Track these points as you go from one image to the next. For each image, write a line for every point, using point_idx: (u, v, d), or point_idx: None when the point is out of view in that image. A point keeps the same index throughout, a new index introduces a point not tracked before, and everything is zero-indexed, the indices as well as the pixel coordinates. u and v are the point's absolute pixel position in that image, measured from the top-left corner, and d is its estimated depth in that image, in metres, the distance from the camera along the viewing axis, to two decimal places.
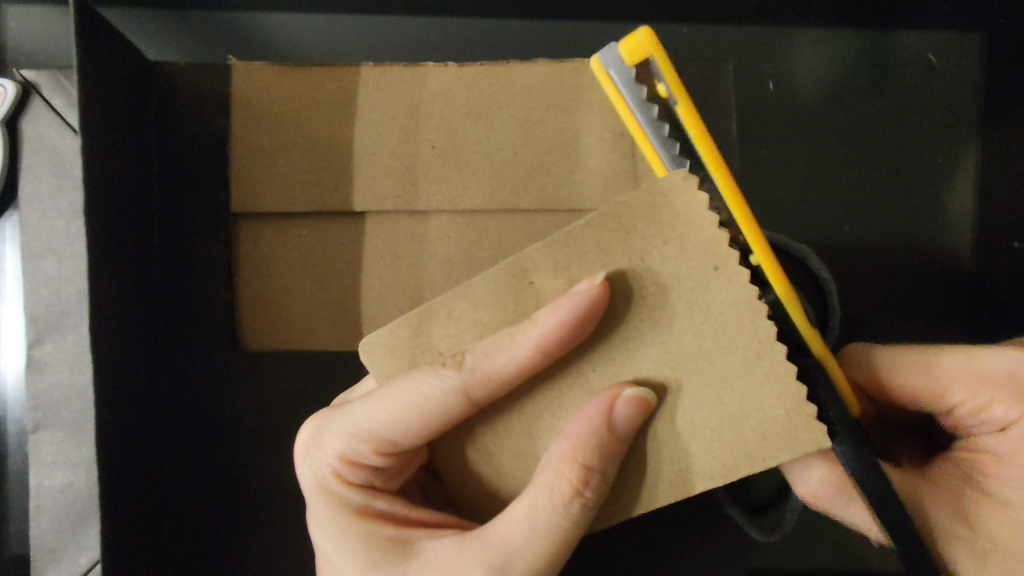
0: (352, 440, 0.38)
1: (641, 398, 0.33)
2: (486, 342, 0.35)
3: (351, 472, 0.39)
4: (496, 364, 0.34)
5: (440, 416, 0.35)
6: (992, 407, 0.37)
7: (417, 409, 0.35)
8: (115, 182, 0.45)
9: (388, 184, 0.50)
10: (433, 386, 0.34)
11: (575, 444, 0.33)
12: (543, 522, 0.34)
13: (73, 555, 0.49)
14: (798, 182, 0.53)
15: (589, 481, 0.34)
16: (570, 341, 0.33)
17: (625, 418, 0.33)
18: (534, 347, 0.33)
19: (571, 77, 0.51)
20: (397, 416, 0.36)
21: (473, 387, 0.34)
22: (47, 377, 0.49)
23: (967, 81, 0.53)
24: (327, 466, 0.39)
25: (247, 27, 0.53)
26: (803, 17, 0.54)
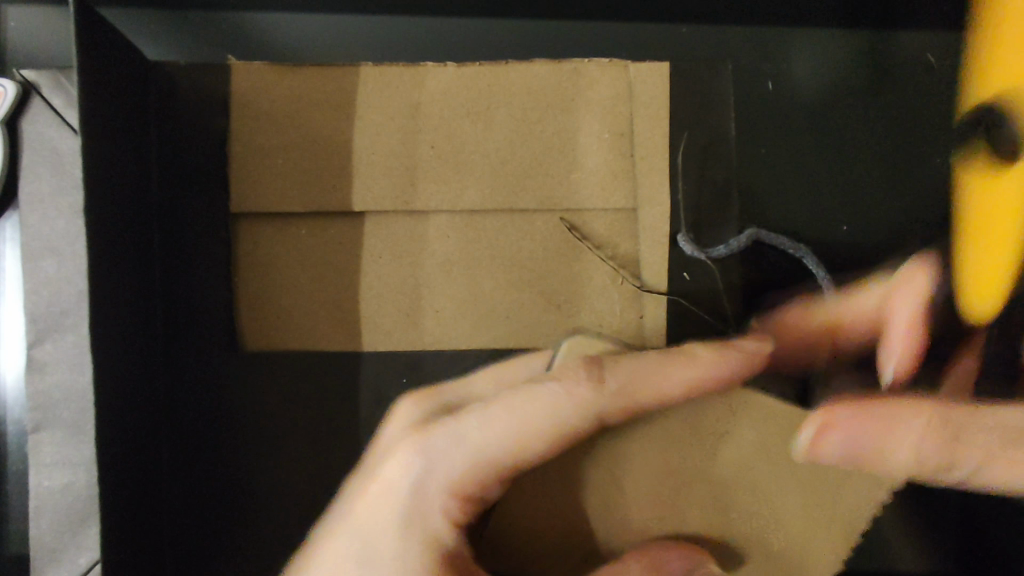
0: (465, 460, 0.41)
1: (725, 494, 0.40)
2: (632, 373, 0.40)
3: (452, 496, 0.41)
4: (646, 395, 0.40)
5: (572, 434, 0.40)
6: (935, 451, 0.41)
7: (554, 429, 0.40)
8: (116, 182, 0.45)
9: (388, 184, 0.50)
10: (574, 409, 0.39)
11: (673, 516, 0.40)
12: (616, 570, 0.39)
13: (73, 555, 0.49)
14: (797, 181, 0.53)
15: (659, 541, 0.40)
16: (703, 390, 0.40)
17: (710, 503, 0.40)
18: (687, 386, 0.40)
19: (571, 76, 0.51)
20: (529, 434, 0.40)
21: (608, 412, 0.40)
22: (47, 376, 0.49)
23: (968, 80, 0.53)
24: (429, 485, 0.41)
25: (247, 27, 0.53)
26: (803, 17, 0.54)
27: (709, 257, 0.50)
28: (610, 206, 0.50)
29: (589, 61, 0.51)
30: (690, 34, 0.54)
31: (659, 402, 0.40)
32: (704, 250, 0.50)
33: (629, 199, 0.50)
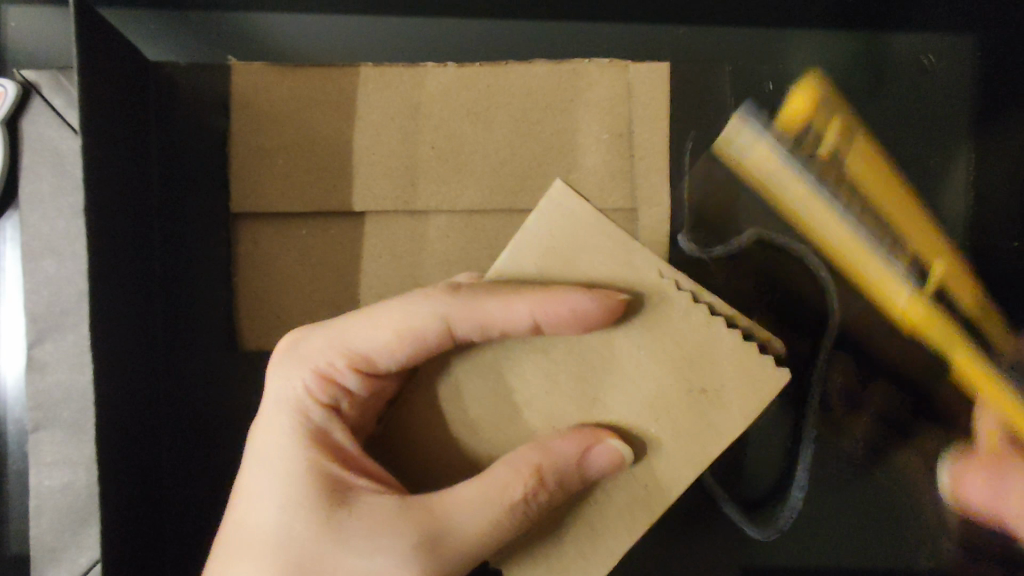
0: (330, 353, 0.39)
1: (618, 453, 0.35)
2: (491, 291, 0.36)
3: (323, 390, 0.39)
4: (489, 310, 0.35)
5: (418, 336, 0.37)
6: (464, 504, 0.34)
7: (403, 327, 0.38)
8: (115, 180, 0.45)
9: (388, 184, 0.50)
10: (424, 309, 0.37)
11: (546, 453, 0.34)
12: (486, 515, 0.34)
13: (73, 555, 0.49)
14: (793, 182, 0.54)
15: (537, 497, 0.35)
16: (563, 316, 0.35)
17: (597, 463, 0.35)
18: (532, 310, 0.35)
19: (570, 77, 0.51)
20: (386, 332, 0.38)
21: (454, 318, 0.36)
22: (47, 376, 0.49)
23: (961, 82, 0.54)
24: (299, 382, 0.39)
25: (247, 28, 0.53)
26: (801, 19, 0.54)
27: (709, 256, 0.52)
28: (609, 206, 0.50)
29: (588, 61, 0.51)
30: (689, 35, 0.54)
31: (505, 322, 0.35)
32: (703, 250, 0.52)
33: (628, 199, 0.51)
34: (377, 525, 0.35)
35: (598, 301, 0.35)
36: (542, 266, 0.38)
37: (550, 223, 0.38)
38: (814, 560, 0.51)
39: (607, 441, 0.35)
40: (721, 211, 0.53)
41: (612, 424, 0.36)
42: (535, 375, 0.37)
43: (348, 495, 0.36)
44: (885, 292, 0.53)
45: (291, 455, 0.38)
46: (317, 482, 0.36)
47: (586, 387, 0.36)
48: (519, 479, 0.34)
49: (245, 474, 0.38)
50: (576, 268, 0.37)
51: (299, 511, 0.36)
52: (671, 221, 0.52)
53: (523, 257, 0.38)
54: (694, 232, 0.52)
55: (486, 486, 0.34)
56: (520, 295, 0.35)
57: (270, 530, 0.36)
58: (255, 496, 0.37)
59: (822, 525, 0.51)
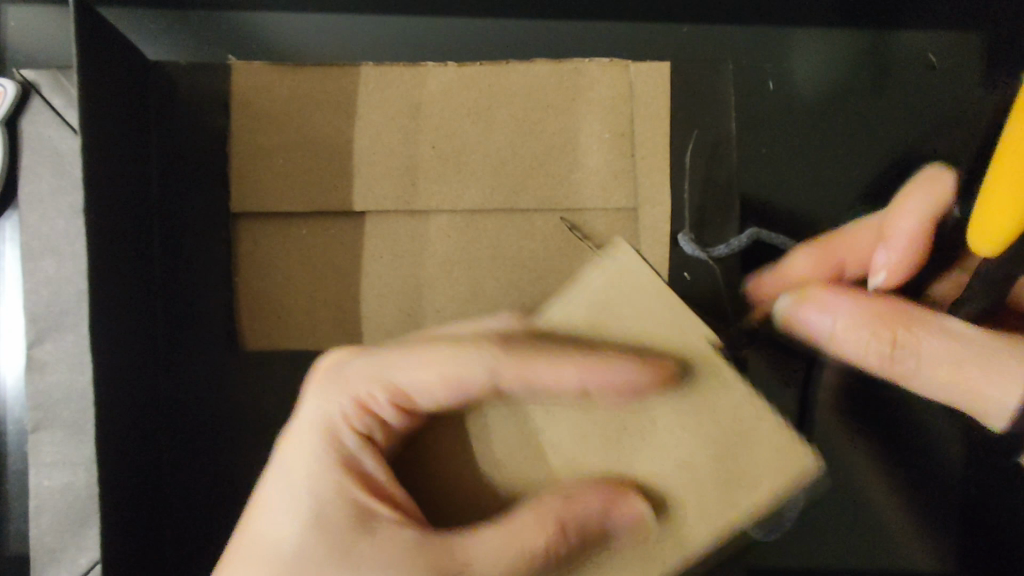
0: (374, 384, 0.39)
1: (643, 519, 0.32)
2: (547, 351, 0.35)
3: (359, 419, 0.38)
4: (540, 371, 0.34)
5: (460, 389, 0.35)
6: (485, 556, 0.34)
7: (447, 376, 0.36)
8: (115, 180, 0.45)
9: (388, 184, 0.50)
10: (476, 360, 0.36)
11: (569, 509, 0.32)
12: (507, 564, 0.34)
13: (73, 555, 0.49)
14: (797, 181, 0.53)
15: (557, 545, 0.33)
16: (608, 388, 0.33)
17: (617, 527, 0.32)
18: (581, 378, 0.33)
19: (571, 76, 0.51)
20: (432, 380, 0.37)
21: (504, 376, 0.35)
22: (47, 376, 0.49)
23: (966, 81, 0.53)
24: (339, 408, 0.39)
25: (247, 27, 0.53)
26: (804, 17, 0.54)
27: (710, 256, 0.50)
28: (611, 205, 0.50)
29: (589, 61, 0.51)
30: (691, 33, 0.54)
31: (557, 385, 0.34)
32: (703, 250, 0.50)
33: (629, 199, 0.50)
34: (394, 561, 0.35)
35: (653, 371, 0.33)
36: (590, 318, 0.36)
37: (615, 276, 0.36)
38: (816, 563, 0.51)
39: (633, 502, 0.32)
40: (722, 207, 0.52)
41: (634, 480, 0.34)
42: (564, 424, 0.35)
43: (371, 524, 0.35)
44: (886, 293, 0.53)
45: (323, 479, 0.38)
46: (346, 511, 0.36)
47: (615, 442, 0.34)
48: (540, 532, 0.33)
49: (269, 488, 0.38)
50: (627, 323, 0.35)
51: (321, 536, 0.36)
52: (673, 221, 0.51)
53: (574, 308, 0.36)
54: (696, 232, 0.51)
55: (508, 535, 0.33)
56: (574, 358, 0.34)
57: (289, 549, 0.36)
58: (276, 512, 0.37)
59: (825, 527, 0.51)
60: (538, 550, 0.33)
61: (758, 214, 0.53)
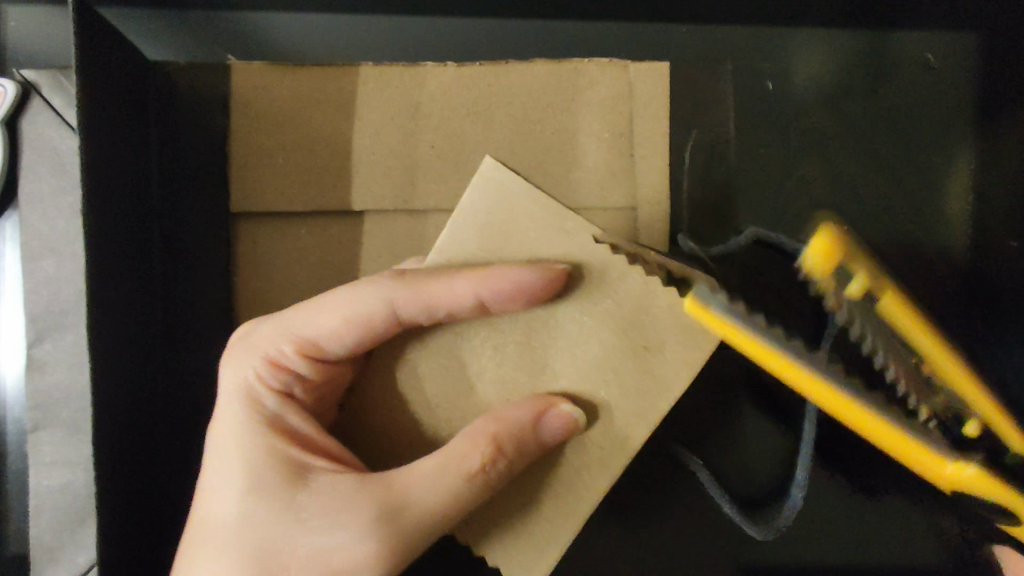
0: (280, 341, 0.40)
1: (572, 417, 0.36)
2: (435, 277, 0.37)
3: (275, 377, 0.40)
4: (433, 292, 0.36)
5: (368, 321, 0.38)
6: (422, 483, 0.35)
7: (353, 316, 0.38)
8: (115, 180, 0.45)
9: (387, 184, 0.50)
10: (371, 295, 0.38)
11: (502, 422, 0.35)
12: (446, 485, 0.35)
13: (72, 555, 0.49)
14: (796, 181, 0.53)
15: (495, 464, 0.35)
16: (506, 297, 0.35)
17: (552, 429, 0.35)
18: (474, 291, 0.36)
19: (571, 76, 0.51)
20: (338, 320, 0.39)
21: (400, 301, 0.37)
22: (47, 376, 0.50)
23: (965, 81, 0.53)
24: (252, 372, 0.40)
25: (247, 27, 0.53)
26: (803, 18, 0.54)
27: (709, 256, 0.51)
28: (609, 205, 0.50)
29: (588, 61, 0.51)
30: (691, 33, 0.54)
31: (452, 304, 0.36)
32: (702, 250, 0.51)
33: (628, 198, 0.50)
34: (336, 506, 0.35)
35: (540, 276, 0.36)
36: (483, 242, 0.39)
37: (492, 195, 0.38)
38: (815, 561, 0.51)
39: (559, 406, 0.36)
40: (721, 207, 0.52)
41: (562, 391, 0.37)
42: (480, 346, 0.38)
43: (308, 475, 0.36)
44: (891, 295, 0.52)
45: (251, 445, 0.38)
46: (278, 468, 0.37)
47: (530, 353, 0.37)
48: (475, 449, 0.35)
49: (208, 468, 0.38)
50: (520, 242, 0.38)
51: (262, 497, 0.36)
52: (672, 220, 0.51)
53: (463, 236, 0.39)
54: (695, 232, 0.52)
55: (444, 458, 0.35)
56: (461, 275, 0.36)
57: (233, 521, 0.36)
58: (217, 490, 0.38)
59: (823, 527, 0.51)
60: (477, 474, 0.35)
61: (756, 214, 0.53)
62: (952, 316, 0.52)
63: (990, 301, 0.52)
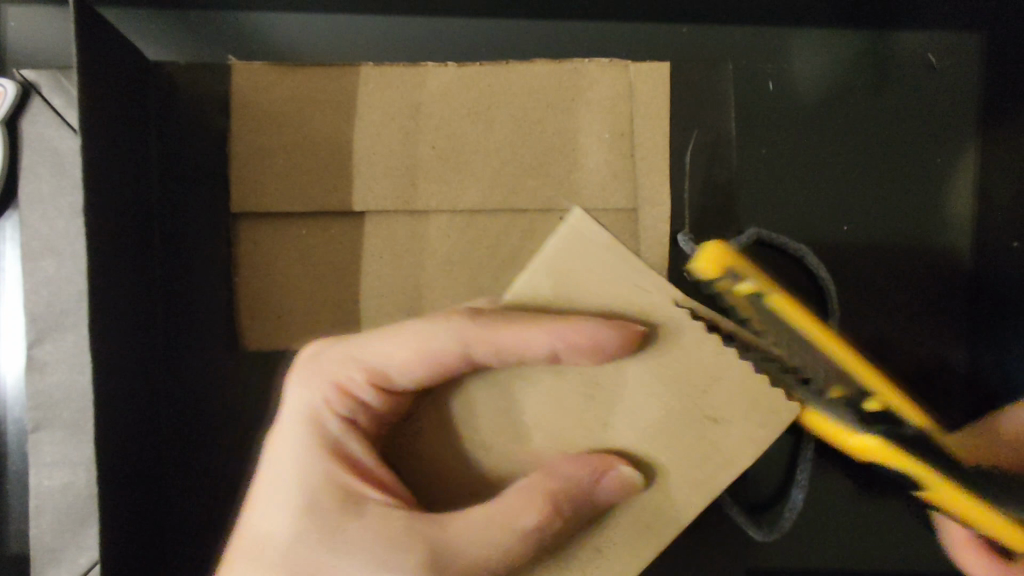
0: (350, 366, 0.38)
1: (630, 479, 0.33)
2: (511, 319, 0.33)
3: (340, 403, 0.37)
4: (509, 339, 0.32)
5: (438, 360, 0.34)
6: (469, 537, 0.32)
7: (423, 351, 0.35)
8: (115, 181, 0.45)
9: (388, 185, 0.50)
10: (449, 333, 0.35)
11: (561, 480, 0.32)
12: (495, 539, 0.32)
13: (73, 555, 0.49)
14: (797, 181, 0.53)
15: (548, 523, 0.32)
16: (584, 348, 0.31)
17: (610, 493, 0.32)
18: (552, 341, 0.32)
19: (572, 77, 0.51)
20: (405, 353, 0.36)
21: (477, 346, 0.33)
22: (47, 376, 0.49)
23: (966, 81, 0.53)
24: (319, 394, 0.38)
25: (248, 27, 0.53)
26: (804, 18, 0.54)
27: None
28: (611, 206, 0.50)
29: (589, 61, 0.51)
30: (692, 34, 0.54)
31: (524, 352, 0.32)
32: None
33: (629, 199, 0.50)
34: (385, 548, 0.33)
35: (617, 338, 0.32)
36: (556, 288, 0.34)
37: (567, 243, 0.33)
38: (814, 561, 0.51)
39: (620, 469, 0.33)
40: (722, 207, 0.52)
41: (620, 449, 0.33)
42: (541, 393, 0.33)
43: (359, 512, 0.34)
44: (891, 295, 0.53)
45: (309, 472, 0.36)
46: (334, 495, 0.35)
47: (591, 407, 0.33)
48: (530, 505, 0.32)
49: (259, 482, 0.37)
50: (589, 288, 0.33)
51: (310, 526, 0.35)
52: (673, 221, 0.51)
53: (541, 280, 0.34)
54: (696, 231, 0.52)
55: (497, 510, 0.32)
56: (542, 321, 0.32)
57: (276, 545, 0.34)
58: (265, 506, 0.36)
59: (824, 526, 0.51)
60: (529, 534, 0.32)
61: (757, 215, 0.53)
62: (953, 317, 0.53)
63: (990, 301, 0.52)
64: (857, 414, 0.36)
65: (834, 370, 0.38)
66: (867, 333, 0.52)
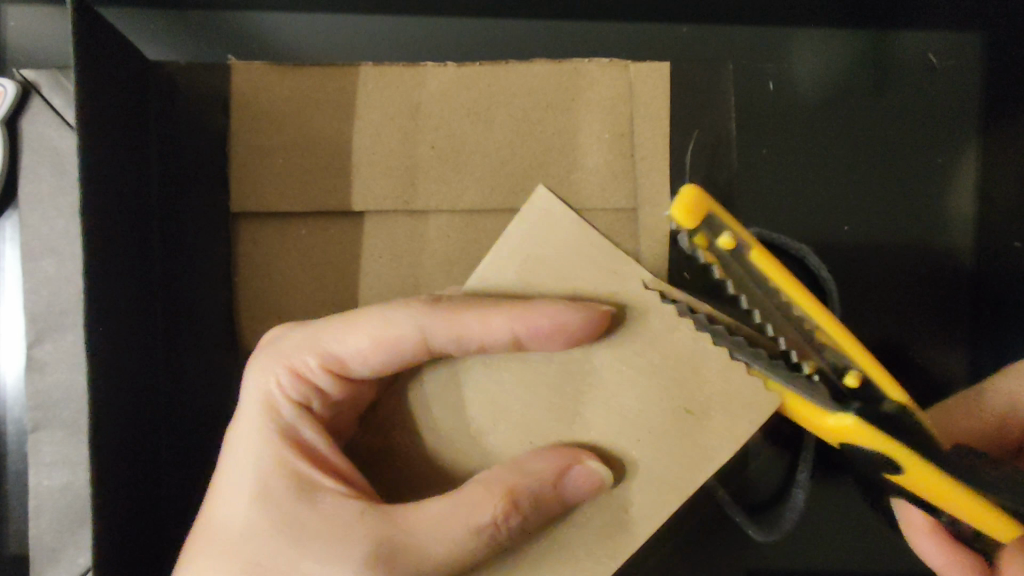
0: (306, 355, 0.39)
1: (595, 474, 0.35)
2: (477, 310, 0.37)
3: (296, 389, 0.39)
4: (475, 328, 0.36)
5: (399, 351, 0.38)
6: (428, 528, 0.34)
7: (382, 342, 0.38)
8: (115, 181, 0.45)
9: (388, 185, 0.50)
10: (406, 324, 0.37)
11: (522, 475, 0.35)
12: (451, 533, 0.34)
13: (72, 555, 0.49)
14: (797, 181, 0.53)
15: (509, 517, 0.35)
16: (546, 334, 0.36)
17: (573, 487, 0.35)
18: (512, 327, 0.36)
19: (571, 76, 0.51)
20: (368, 345, 0.38)
21: (434, 333, 0.37)
22: (46, 376, 0.50)
23: (968, 81, 0.53)
24: (275, 381, 0.40)
25: (248, 27, 0.53)
26: (805, 17, 0.53)
27: None
28: (610, 206, 0.50)
29: (589, 61, 0.51)
30: (692, 33, 0.54)
31: (490, 342, 0.37)
32: None
33: (629, 199, 0.50)
34: (343, 531, 0.35)
35: (580, 320, 0.36)
36: (524, 271, 0.40)
37: (542, 232, 0.40)
38: (813, 562, 0.51)
39: (587, 462, 0.35)
40: (723, 207, 0.52)
41: (590, 444, 0.37)
42: (510, 389, 0.36)
43: (315, 494, 0.36)
44: (892, 296, 0.53)
45: (267, 454, 0.38)
46: (291, 482, 0.37)
47: (563, 403, 0.35)
48: (490, 500, 0.34)
49: (222, 469, 0.38)
50: (560, 272, 0.40)
51: (273, 509, 0.36)
52: None
53: (507, 268, 0.40)
54: None
55: (458, 505, 0.35)
56: (501, 310, 0.36)
57: (240, 524, 0.37)
58: (226, 493, 0.38)
59: (824, 527, 0.51)
60: (486, 532, 0.34)
61: (758, 215, 0.53)
62: (954, 317, 0.52)
63: (991, 301, 0.52)
64: (835, 394, 0.38)
65: (811, 343, 0.38)
66: (867, 332, 0.52)
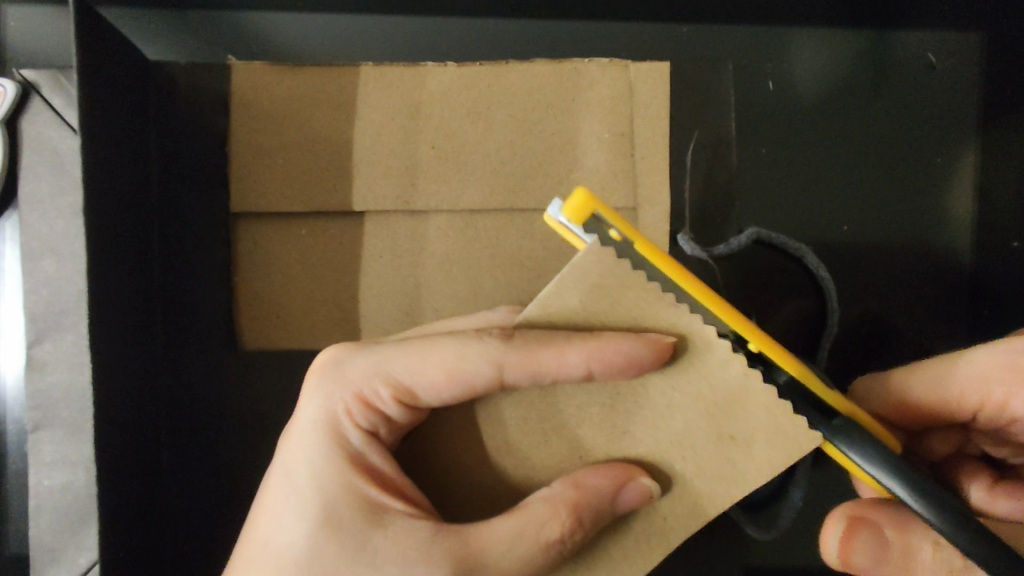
0: (374, 378, 0.36)
1: (650, 491, 0.32)
2: (545, 336, 0.33)
3: (362, 414, 0.36)
4: (543, 362, 0.32)
5: (466, 382, 0.33)
6: (493, 547, 0.32)
7: (451, 370, 0.34)
8: (116, 181, 0.45)
9: (388, 184, 0.50)
10: (476, 351, 0.34)
11: (584, 492, 0.31)
12: (522, 550, 0.32)
13: (73, 555, 0.49)
14: (796, 181, 0.53)
15: (576, 532, 0.32)
16: (619, 369, 0.31)
17: (631, 503, 0.32)
18: (586, 360, 0.31)
19: (571, 76, 0.51)
20: (433, 372, 0.34)
21: (509, 366, 0.32)
22: (47, 376, 0.49)
23: (966, 81, 0.53)
24: (341, 403, 0.36)
25: (248, 27, 0.53)
26: (804, 18, 0.54)
27: (709, 256, 0.51)
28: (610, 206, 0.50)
29: (589, 61, 0.51)
30: (691, 34, 0.54)
31: (562, 374, 0.32)
32: (704, 250, 0.51)
33: (629, 198, 0.50)
34: (409, 554, 0.32)
35: (649, 350, 0.31)
36: (587, 300, 0.33)
37: (605, 261, 0.32)
38: (815, 562, 0.51)
39: (640, 480, 0.32)
40: (723, 207, 0.52)
41: (640, 460, 0.33)
42: (560, 404, 0.33)
43: (383, 519, 0.33)
44: (891, 296, 0.53)
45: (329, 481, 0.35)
46: (356, 506, 0.34)
47: (610, 418, 0.33)
48: (555, 518, 0.31)
49: (274, 488, 0.36)
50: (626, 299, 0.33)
51: (333, 533, 0.34)
52: (673, 221, 0.51)
53: (569, 293, 0.33)
54: (699, 230, 0.52)
55: (521, 521, 0.32)
56: (573, 341, 0.32)
57: (293, 550, 0.34)
58: (281, 511, 0.35)
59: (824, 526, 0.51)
60: (555, 545, 0.32)
61: (757, 214, 0.53)
62: (953, 316, 0.53)
63: (991, 301, 0.52)
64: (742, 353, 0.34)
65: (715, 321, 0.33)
66: (866, 332, 0.53)
